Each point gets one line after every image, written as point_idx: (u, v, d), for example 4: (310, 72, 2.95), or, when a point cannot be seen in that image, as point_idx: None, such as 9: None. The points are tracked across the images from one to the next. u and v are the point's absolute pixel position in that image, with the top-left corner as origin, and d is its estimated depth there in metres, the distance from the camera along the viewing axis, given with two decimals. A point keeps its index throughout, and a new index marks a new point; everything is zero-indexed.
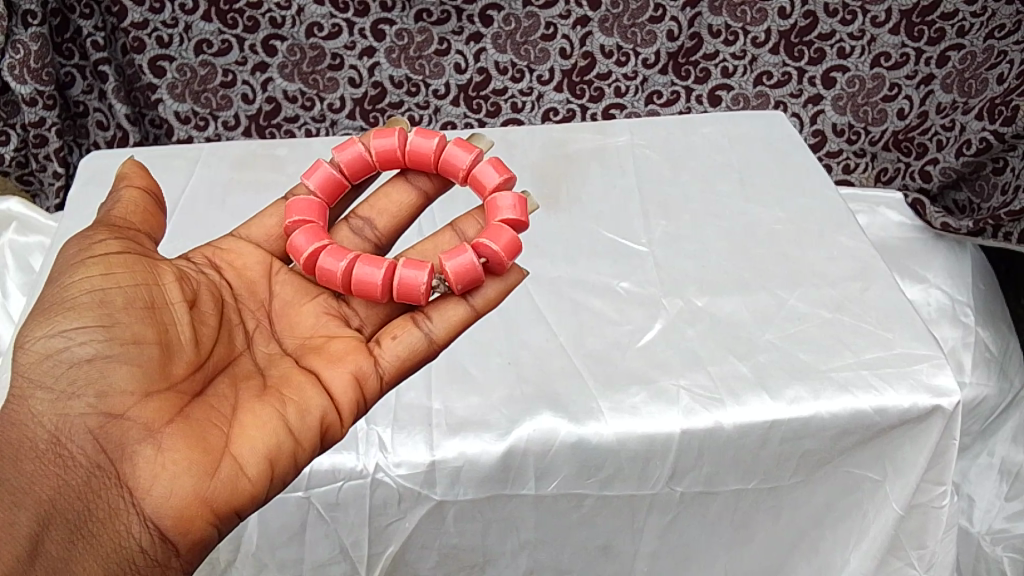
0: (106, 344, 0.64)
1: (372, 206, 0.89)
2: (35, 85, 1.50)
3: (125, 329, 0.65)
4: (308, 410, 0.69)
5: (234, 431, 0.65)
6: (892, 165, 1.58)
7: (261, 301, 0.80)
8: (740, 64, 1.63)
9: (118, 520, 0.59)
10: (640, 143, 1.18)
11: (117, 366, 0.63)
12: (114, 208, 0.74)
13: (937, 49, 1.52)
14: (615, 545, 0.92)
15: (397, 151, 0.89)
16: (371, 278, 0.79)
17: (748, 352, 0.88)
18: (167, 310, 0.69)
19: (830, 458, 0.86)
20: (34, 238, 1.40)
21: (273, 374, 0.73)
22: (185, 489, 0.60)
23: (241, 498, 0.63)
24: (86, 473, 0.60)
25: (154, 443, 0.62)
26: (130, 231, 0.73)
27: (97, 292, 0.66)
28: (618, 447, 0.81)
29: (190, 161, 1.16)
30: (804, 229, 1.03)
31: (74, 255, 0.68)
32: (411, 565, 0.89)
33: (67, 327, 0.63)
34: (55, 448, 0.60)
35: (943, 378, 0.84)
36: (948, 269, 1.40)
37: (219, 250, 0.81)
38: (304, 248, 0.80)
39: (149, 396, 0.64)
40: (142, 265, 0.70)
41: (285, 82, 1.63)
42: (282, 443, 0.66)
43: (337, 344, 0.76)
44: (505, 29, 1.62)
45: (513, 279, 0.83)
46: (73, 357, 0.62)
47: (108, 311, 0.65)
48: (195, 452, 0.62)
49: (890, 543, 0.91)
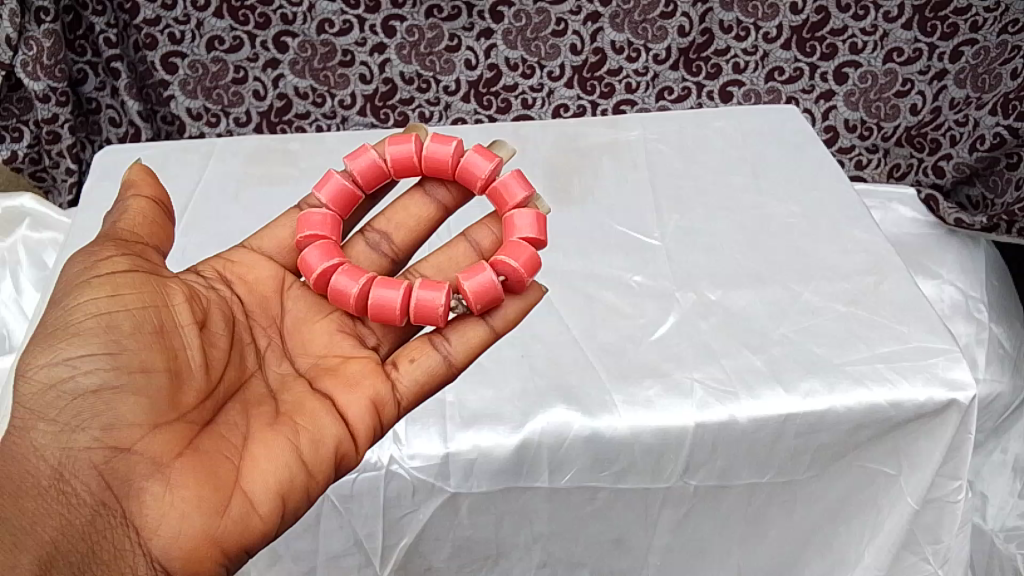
0: (112, 373, 0.61)
1: (389, 219, 0.89)
2: (49, 82, 1.51)
3: (132, 357, 0.63)
4: (323, 441, 0.67)
5: (245, 464, 0.64)
6: (905, 161, 1.57)
7: (273, 316, 0.79)
8: (752, 59, 1.63)
9: (123, 561, 0.58)
10: (653, 137, 1.18)
11: (124, 397, 0.61)
12: (120, 220, 0.72)
13: (950, 44, 1.51)
14: (628, 539, 0.92)
15: (413, 158, 0.87)
16: (389, 300, 0.78)
17: (762, 346, 0.87)
18: (176, 333, 0.67)
19: (845, 452, 0.86)
20: (47, 234, 1.41)
21: (286, 399, 0.72)
22: (194, 528, 0.59)
23: (251, 536, 0.61)
24: (91, 512, 0.58)
25: (162, 479, 0.60)
26: (137, 244, 0.71)
27: (103, 317, 0.63)
28: (632, 440, 0.81)
29: (203, 156, 1.16)
30: (819, 223, 1.03)
31: (79, 272, 0.66)
32: (424, 558, 0.89)
33: (71, 355, 0.61)
34: (59, 484, 0.58)
35: (959, 371, 0.83)
36: (961, 264, 1.39)
37: (230, 262, 0.81)
38: (315, 266, 0.79)
39: (158, 428, 0.62)
40: (150, 285, 0.68)
41: (296, 79, 1.63)
42: (296, 476, 0.64)
43: (352, 366, 0.75)
44: (516, 25, 1.62)
45: (533, 297, 0.81)
46: (78, 388, 0.60)
47: (115, 337, 0.63)
48: (205, 489, 0.60)
49: (905, 538, 0.91)
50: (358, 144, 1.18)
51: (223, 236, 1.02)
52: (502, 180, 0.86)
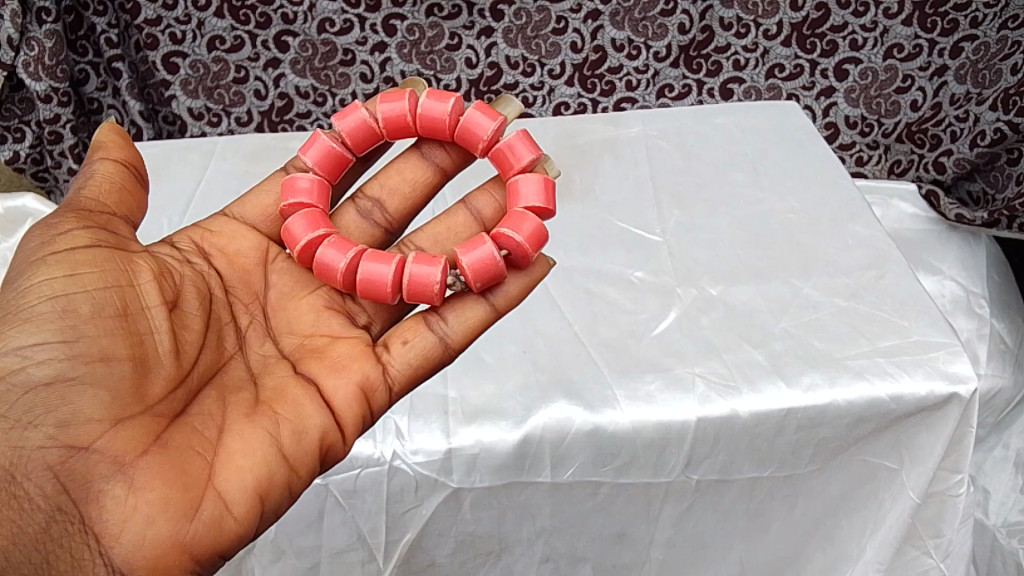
0: (68, 363, 0.59)
1: (382, 184, 0.89)
2: (50, 82, 1.51)
3: (90, 345, 0.61)
4: (306, 432, 0.66)
5: (220, 461, 0.61)
6: (906, 157, 1.57)
7: (255, 292, 0.80)
8: (752, 57, 1.63)
9: (83, 570, 0.55)
10: (653, 134, 1.18)
11: (82, 389, 0.59)
12: (84, 189, 0.71)
13: (950, 40, 1.52)
14: (630, 533, 0.92)
15: (406, 116, 0.87)
16: (376, 274, 0.78)
17: (763, 340, 0.88)
18: (141, 316, 0.65)
19: (846, 446, 0.86)
20: None
21: (268, 386, 0.71)
22: (161, 533, 0.56)
23: (226, 538, 0.59)
24: (46, 518, 0.55)
25: (125, 479, 0.57)
26: (103, 214, 0.70)
27: (59, 301, 0.61)
28: (633, 434, 0.81)
29: (205, 154, 1.17)
30: (819, 218, 1.03)
31: (36, 249, 0.65)
32: (427, 553, 0.89)
33: (24, 344, 0.59)
34: (11, 487, 0.55)
35: (960, 365, 0.83)
36: (962, 260, 1.40)
37: (210, 233, 0.81)
38: (300, 238, 0.79)
39: (120, 424, 0.59)
40: (111, 264, 0.66)
41: (297, 78, 1.64)
42: (276, 472, 0.62)
43: (340, 348, 0.75)
44: (516, 24, 1.63)
45: (538, 272, 0.81)
46: (31, 380, 0.58)
47: (71, 323, 0.61)
48: (172, 489, 0.57)
49: (906, 532, 0.91)
50: None
51: None
52: (506, 141, 0.86)
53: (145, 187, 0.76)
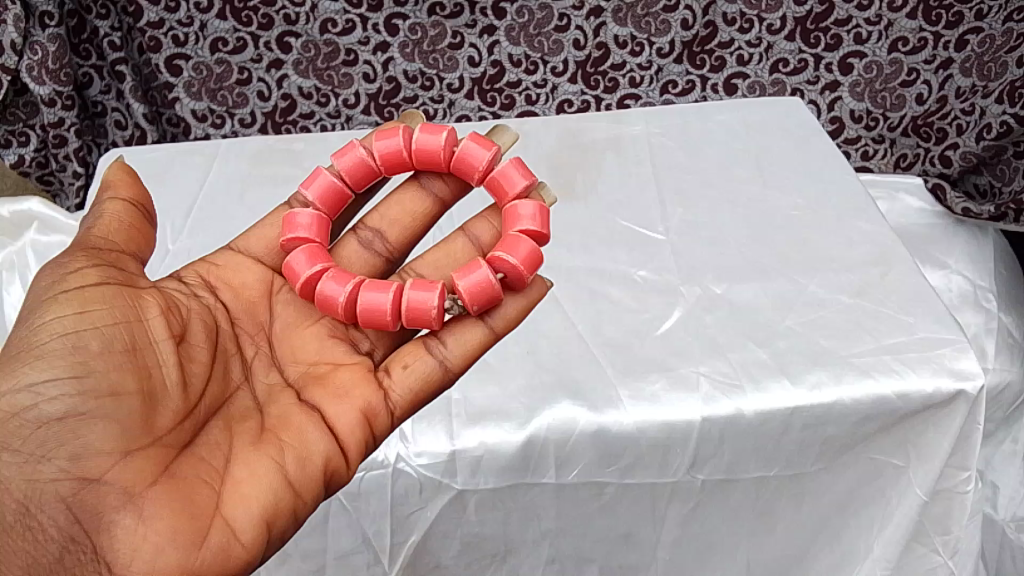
0: (79, 398, 0.59)
1: (382, 216, 0.89)
2: (54, 87, 1.52)
3: (101, 381, 0.60)
4: (310, 458, 0.66)
5: (227, 491, 0.61)
6: (911, 151, 1.58)
7: (260, 323, 0.80)
8: (756, 51, 1.63)
9: None
10: (656, 132, 1.18)
11: (92, 423, 0.59)
12: (93, 227, 0.70)
13: (955, 33, 1.51)
14: (636, 534, 0.92)
15: (402, 152, 0.87)
16: (377, 303, 0.78)
17: (768, 339, 0.87)
18: (149, 350, 0.65)
19: (852, 444, 0.86)
20: (55, 238, 1.46)
21: (272, 413, 0.71)
22: (169, 560, 0.56)
23: (234, 565, 0.59)
24: (59, 548, 0.56)
25: (134, 509, 0.57)
26: (112, 252, 0.70)
27: (69, 337, 0.61)
28: (638, 435, 0.81)
29: (208, 157, 1.17)
30: (823, 214, 1.02)
31: (48, 287, 0.65)
32: (433, 555, 0.89)
33: (34, 381, 0.59)
34: (25, 520, 0.57)
35: (966, 362, 0.83)
36: (969, 253, 1.41)
37: (215, 267, 0.81)
38: (301, 273, 0.79)
39: (130, 456, 0.59)
40: (119, 301, 0.66)
41: (300, 79, 1.64)
42: (281, 498, 0.63)
43: (342, 374, 0.75)
44: (519, 21, 1.62)
45: (537, 292, 0.82)
46: (43, 416, 0.58)
47: (82, 358, 0.61)
48: (181, 519, 0.58)
49: (914, 530, 0.91)
50: None
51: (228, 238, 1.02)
52: (501, 169, 0.85)
53: (154, 225, 0.76)
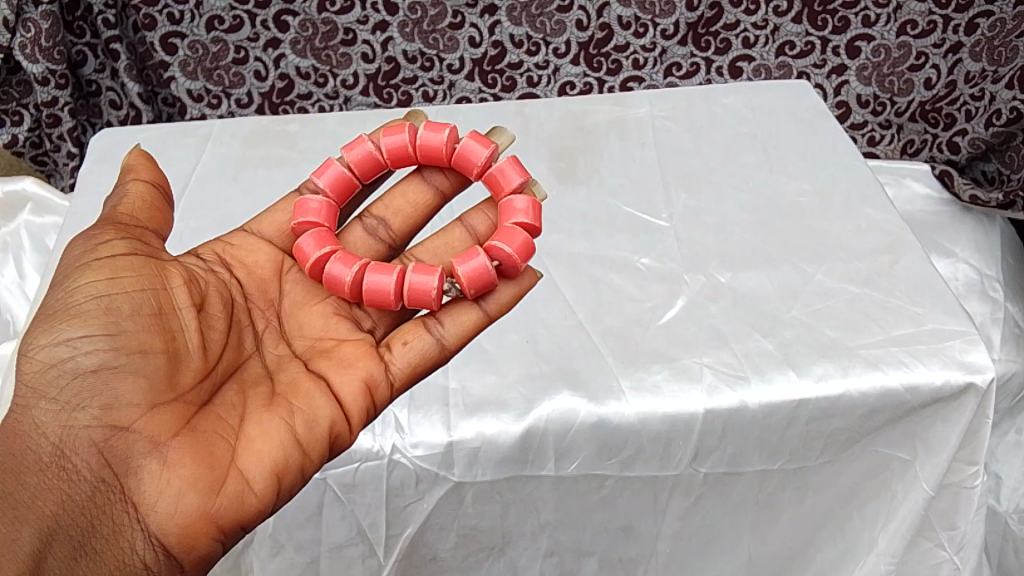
0: (112, 354, 0.59)
1: (386, 205, 0.86)
2: (47, 65, 1.49)
3: (131, 339, 0.61)
4: (317, 421, 0.66)
5: (242, 445, 0.62)
6: (918, 137, 1.56)
7: (270, 300, 0.77)
8: (762, 34, 1.60)
9: (122, 535, 0.57)
10: (660, 115, 1.15)
11: (124, 377, 0.59)
12: (120, 204, 0.69)
13: (965, 16, 1.48)
14: (637, 526, 0.90)
15: (407, 148, 0.85)
16: (383, 286, 0.76)
17: (774, 329, 0.85)
18: (174, 314, 0.65)
19: (859, 437, 0.84)
20: (49, 218, 1.49)
21: (281, 380, 0.70)
22: (191, 505, 0.57)
23: (247, 514, 0.60)
24: (91, 488, 0.57)
25: (160, 457, 0.59)
26: (138, 229, 0.68)
27: (102, 298, 0.61)
28: (639, 426, 0.79)
29: (201, 138, 1.14)
30: (831, 201, 1.00)
31: (80, 255, 0.64)
32: (429, 547, 0.87)
33: (71, 335, 0.59)
34: (59, 461, 0.57)
35: (976, 354, 0.81)
36: (976, 241, 1.40)
37: (230, 245, 0.78)
38: (310, 254, 0.76)
39: (156, 408, 0.60)
40: (148, 269, 0.65)
41: (297, 58, 1.61)
42: (290, 457, 0.63)
43: (346, 347, 0.73)
44: (520, 1, 1.59)
45: (527, 283, 0.79)
46: (78, 368, 0.58)
47: (115, 318, 0.61)
48: (201, 467, 0.59)
49: (920, 524, 0.89)
50: (359, 124, 1.16)
51: (221, 221, 0.99)
52: (497, 166, 0.83)
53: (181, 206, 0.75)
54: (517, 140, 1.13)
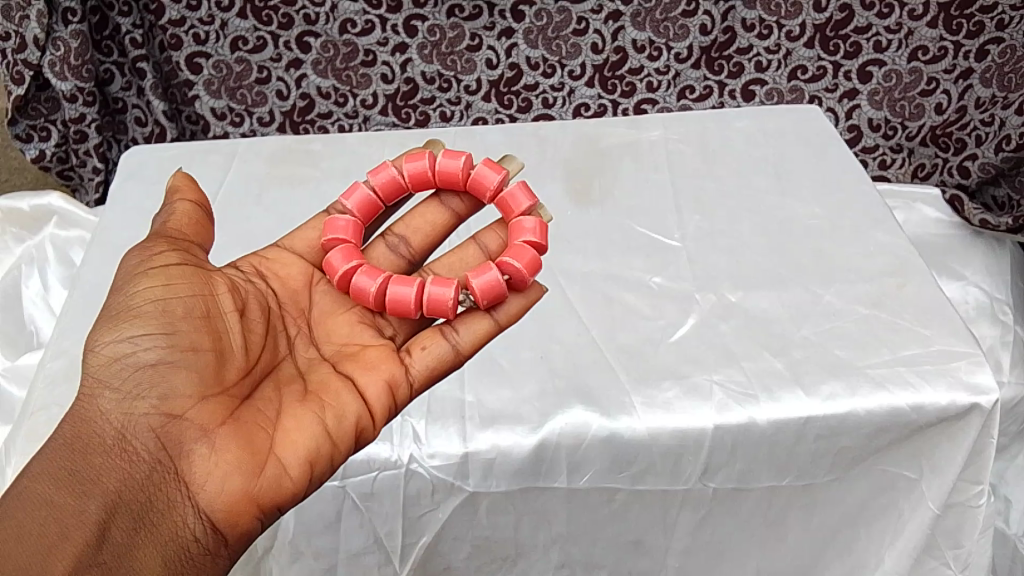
0: (168, 350, 0.65)
1: (407, 224, 0.89)
2: (76, 82, 1.54)
3: (185, 337, 0.66)
4: (345, 416, 0.70)
5: (279, 434, 0.66)
6: (929, 161, 1.61)
7: (301, 308, 0.80)
8: (775, 58, 1.63)
9: (174, 511, 0.61)
10: (673, 138, 1.18)
11: (179, 371, 0.65)
12: (168, 219, 0.73)
13: (976, 43, 1.52)
14: (647, 541, 0.92)
15: (428, 173, 0.88)
16: (405, 297, 0.78)
17: (783, 348, 0.87)
18: (221, 318, 0.70)
19: (865, 456, 0.86)
20: (75, 232, 1.53)
21: (313, 378, 0.74)
22: (235, 486, 0.62)
23: (284, 497, 0.64)
24: (149, 468, 0.62)
25: (209, 442, 0.63)
26: (186, 244, 0.72)
27: (160, 301, 0.67)
28: (650, 441, 0.81)
29: (227, 156, 1.18)
30: (840, 224, 1.02)
31: (139, 261, 0.69)
32: (443, 557, 0.90)
33: (133, 333, 0.65)
34: (121, 443, 0.62)
35: (982, 375, 0.83)
36: (986, 266, 1.42)
37: (265, 259, 0.81)
38: (339, 267, 0.79)
39: (205, 399, 0.65)
40: (198, 277, 0.70)
41: (318, 79, 1.66)
42: (322, 447, 0.67)
43: (370, 351, 0.76)
44: (537, 24, 1.62)
45: (534, 294, 0.82)
46: (138, 362, 0.64)
47: (171, 319, 0.66)
48: (245, 453, 0.64)
49: (926, 542, 0.91)
50: (380, 144, 1.19)
51: (247, 237, 1.03)
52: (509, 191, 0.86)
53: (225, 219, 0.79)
54: (534, 161, 1.16)
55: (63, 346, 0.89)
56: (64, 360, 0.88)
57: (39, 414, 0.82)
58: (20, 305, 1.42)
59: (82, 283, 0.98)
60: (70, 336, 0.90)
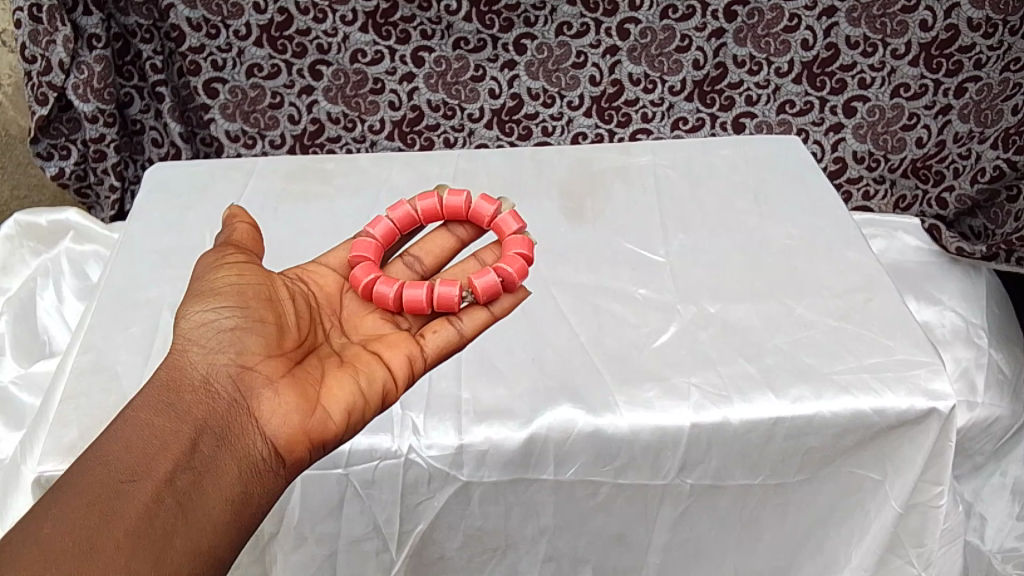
0: (245, 318, 0.74)
1: (420, 248, 0.98)
2: (97, 104, 1.63)
3: (256, 310, 0.75)
4: (376, 377, 0.77)
5: (325, 387, 0.74)
6: (910, 192, 1.70)
7: (333, 309, 0.88)
8: (764, 93, 1.72)
9: (246, 438, 0.69)
10: (662, 163, 1.26)
11: (250, 334, 0.74)
12: (232, 230, 0.83)
13: (954, 81, 1.62)
14: (629, 534, 0.98)
15: (436, 206, 0.96)
16: (417, 298, 0.86)
17: (756, 355, 0.94)
18: (280, 300, 0.79)
19: (833, 456, 0.93)
20: (89, 246, 1.61)
21: (347, 353, 0.81)
22: (294, 422, 0.70)
23: (329, 435, 0.72)
24: (226, 404, 0.70)
25: (274, 387, 0.72)
26: (251, 246, 0.82)
27: (236, 282, 0.76)
28: (632, 437, 0.88)
29: (245, 172, 1.26)
30: (814, 244, 1.10)
31: (215, 257, 0.79)
32: (438, 545, 0.96)
33: (216, 306, 0.74)
34: (203, 384, 0.70)
35: (940, 383, 0.90)
36: (962, 291, 1.48)
37: (308, 270, 0.90)
38: (360, 278, 0.87)
39: (274, 354, 0.74)
40: (263, 272, 0.80)
41: (329, 105, 1.74)
42: (359, 399, 0.75)
43: (394, 336, 0.84)
44: (538, 57, 1.71)
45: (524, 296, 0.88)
46: (221, 323, 0.73)
47: (245, 294, 0.76)
48: (302, 398, 0.72)
49: (890, 540, 0.97)
50: (387, 164, 1.28)
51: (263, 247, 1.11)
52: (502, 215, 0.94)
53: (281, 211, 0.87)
54: (531, 181, 1.24)
55: (91, 341, 0.96)
56: (92, 355, 0.94)
57: (67, 402, 0.89)
58: (35, 316, 1.50)
59: (106, 285, 1.04)
60: (98, 333, 0.97)
